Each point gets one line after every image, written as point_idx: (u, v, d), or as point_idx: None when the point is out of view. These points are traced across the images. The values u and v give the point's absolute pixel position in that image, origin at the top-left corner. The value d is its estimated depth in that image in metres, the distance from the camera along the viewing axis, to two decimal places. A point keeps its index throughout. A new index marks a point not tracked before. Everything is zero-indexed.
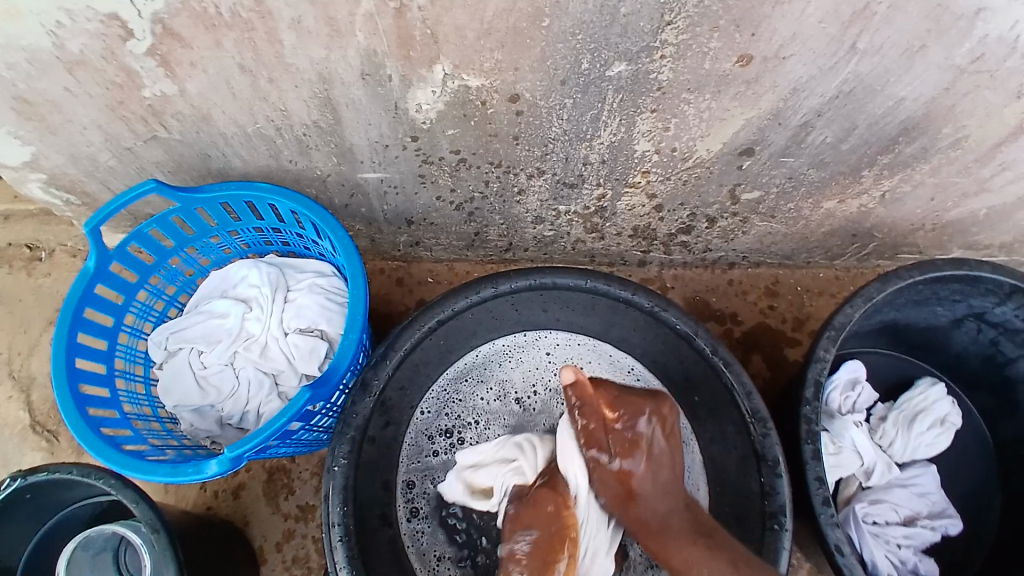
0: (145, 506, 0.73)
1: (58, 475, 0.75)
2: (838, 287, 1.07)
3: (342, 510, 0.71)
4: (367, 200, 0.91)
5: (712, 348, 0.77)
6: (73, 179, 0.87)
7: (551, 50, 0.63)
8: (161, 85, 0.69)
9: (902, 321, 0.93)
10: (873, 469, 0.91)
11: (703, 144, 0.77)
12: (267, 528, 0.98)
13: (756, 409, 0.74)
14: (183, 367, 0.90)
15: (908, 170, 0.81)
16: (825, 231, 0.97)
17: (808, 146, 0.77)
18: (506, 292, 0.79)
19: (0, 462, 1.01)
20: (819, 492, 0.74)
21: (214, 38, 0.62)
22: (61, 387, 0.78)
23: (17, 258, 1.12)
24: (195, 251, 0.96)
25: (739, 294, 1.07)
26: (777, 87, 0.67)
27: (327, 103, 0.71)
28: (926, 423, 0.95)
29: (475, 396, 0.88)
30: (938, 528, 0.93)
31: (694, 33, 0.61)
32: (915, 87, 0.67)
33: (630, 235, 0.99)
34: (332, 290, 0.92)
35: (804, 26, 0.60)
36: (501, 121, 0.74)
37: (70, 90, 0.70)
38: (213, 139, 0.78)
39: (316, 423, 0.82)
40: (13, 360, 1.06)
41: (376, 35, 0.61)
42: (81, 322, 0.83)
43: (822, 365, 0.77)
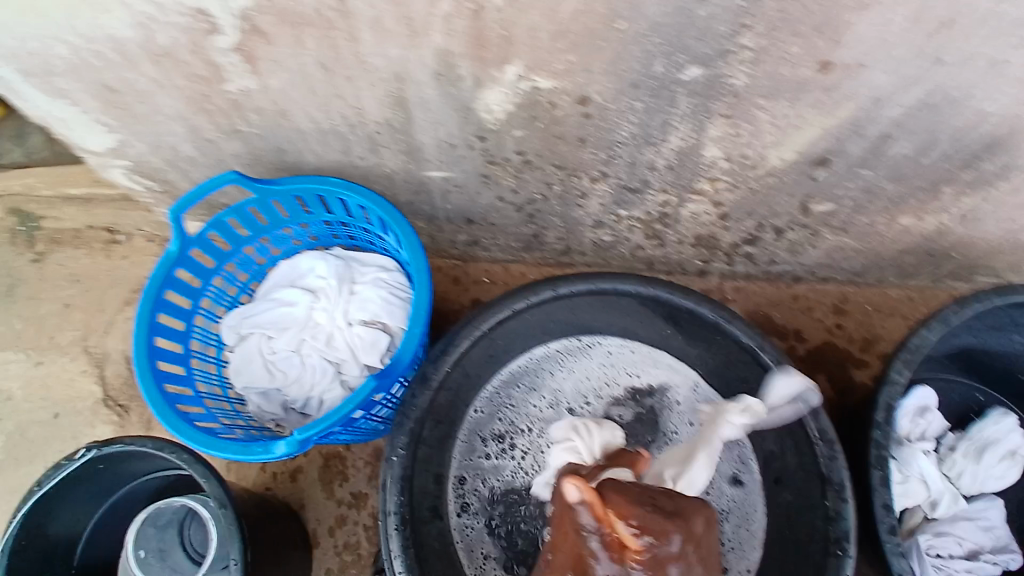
0: (214, 483, 0.76)
1: (132, 447, 0.79)
2: (909, 308, 1.03)
3: (398, 499, 0.72)
4: (431, 198, 0.93)
5: (777, 362, 0.75)
6: (155, 167, 0.92)
7: (624, 53, 0.63)
8: (244, 80, 0.72)
9: (980, 347, 0.88)
10: (939, 500, 0.86)
11: (775, 152, 0.75)
12: (321, 512, 1.00)
13: (824, 430, 0.71)
14: (253, 352, 0.93)
15: (992, 188, 0.77)
16: (898, 248, 0.93)
17: (887, 159, 0.74)
18: (566, 295, 0.79)
19: (74, 432, 1.07)
20: (887, 519, 0.71)
21: (296, 36, 0.65)
22: (141, 363, 0.82)
23: (96, 240, 1.19)
24: (267, 241, 0.99)
25: (803, 310, 1.03)
26: (857, 96, 0.65)
27: (399, 101, 0.73)
28: (999, 455, 0.89)
29: (528, 402, 0.88)
30: (1001, 564, 0.87)
31: (773, 39, 0.59)
32: (1007, 101, 0.64)
33: (691, 244, 0.97)
34: (395, 285, 0.94)
35: (890, 34, 0.58)
36: (569, 124, 0.74)
37: (158, 82, 0.74)
38: (288, 134, 0.81)
39: (376, 412, 0.83)
40: (89, 336, 1.13)
41: (452, 36, 0.62)
42: (162, 302, 0.88)
43: (892, 387, 0.74)
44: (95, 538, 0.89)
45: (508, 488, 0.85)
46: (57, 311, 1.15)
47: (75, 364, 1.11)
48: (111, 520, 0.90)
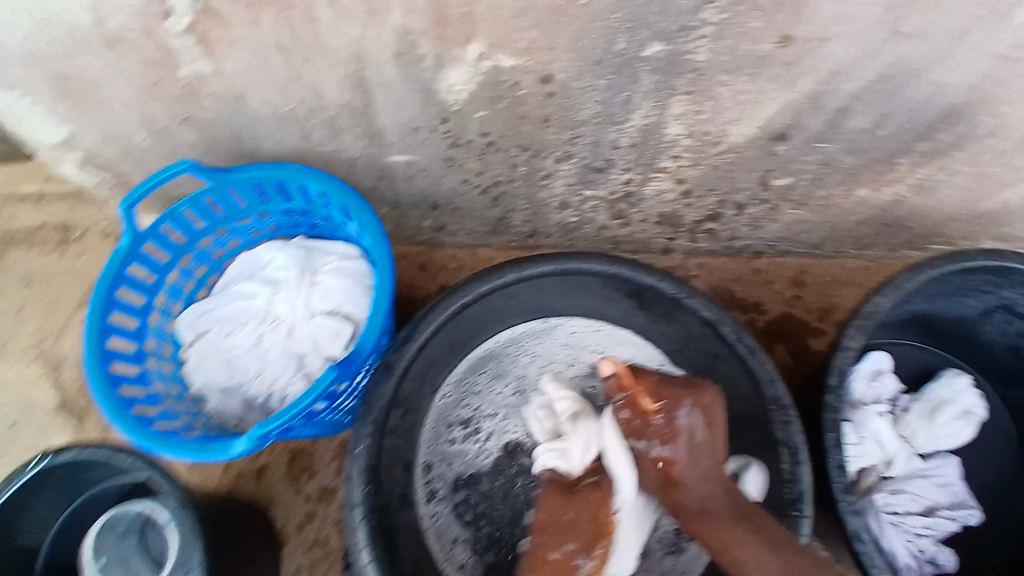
0: (172, 481, 0.78)
1: (84, 456, 0.80)
2: (866, 278, 1.06)
3: (364, 489, 0.72)
4: (394, 183, 0.92)
5: (739, 336, 0.77)
6: (107, 160, 0.88)
7: (587, 29, 0.62)
8: (197, 64, 0.69)
9: (932, 313, 0.92)
10: (894, 460, 0.91)
11: (736, 128, 0.76)
12: (289, 509, 0.98)
13: (778, 397, 0.75)
14: (212, 347, 0.92)
15: (944, 158, 0.80)
16: (855, 220, 0.95)
17: (844, 132, 0.76)
18: (531, 278, 0.80)
19: (29, 438, 1.03)
20: (841, 481, 0.73)
21: (252, 17, 0.63)
22: (93, 364, 0.79)
23: (49, 239, 1.13)
24: (225, 233, 0.96)
25: (765, 284, 1.06)
26: (815, 70, 0.66)
27: (360, 83, 0.71)
28: (950, 414, 0.94)
29: (492, 389, 0.88)
30: (958, 518, 0.92)
31: (734, 13, 0.60)
32: (956, 72, 0.66)
33: (655, 222, 0.98)
34: (359, 274, 0.93)
35: (846, 7, 0.59)
36: (532, 103, 0.73)
37: (106, 68, 0.70)
38: (244, 119, 0.79)
39: (340, 404, 0.82)
40: (43, 341, 1.08)
41: (413, 13, 0.61)
42: (113, 301, 0.85)
43: (851, 354, 0.76)
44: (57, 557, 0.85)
45: (473, 472, 0.85)
46: (5, 313, 1.10)
47: (29, 368, 1.06)
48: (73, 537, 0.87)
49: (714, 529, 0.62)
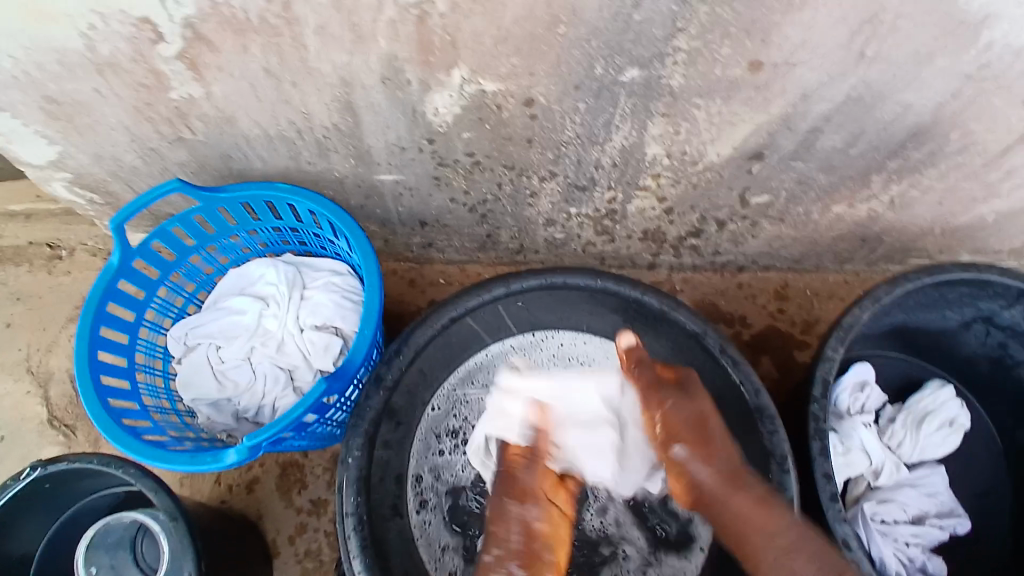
0: (164, 495, 0.76)
1: (78, 465, 0.77)
2: (847, 291, 1.08)
3: (356, 500, 0.73)
4: (383, 201, 0.93)
5: (721, 348, 0.79)
6: (97, 178, 0.90)
7: (566, 56, 0.65)
8: (188, 87, 0.71)
9: (911, 325, 0.94)
10: (881, 469, 0.92)
11: (714, 148, 0.78)
12: (280, 522, 1.00)
13: (764, 408, 0.76)
14: (202, 362, 0.92)
15: (917, 175, 0.82)
16: (834, 235, 0.98)
17: (818, 151, 0.79)
18: (517, 293, 0.82)
19: (19, 456, 1.03)
20: (827, 490, 0.74)
21: (241, 43, 0.64)
22: (84, 378, 0.80)
23: (38, 257, 1.14)
24: (215, 250, 0.98)
25: (748, 298, 1.08)
26: (787, 92, 0.69)
27: (347, 106, 0.73)
28: (934, 424, 0.96)
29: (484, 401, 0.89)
30: (947, 527, 0.93)
31: (706, 40, 0.62)
32: (922, 93, 0.69)
33: (640, 238, 1.00)
34: (347, 288, 0.94)
35: (813, 34, 0.61)
36: (516, 125, 0.75)
37: (97, 92, 0.72)
38: (235, 141, 0.81)
39: (330, 417, 0.83)
40: (32, 356, 1.09)
41: (397, 40, 0.63)
42: (104, 316, 0.86)
43: (830, 366, 0.78)
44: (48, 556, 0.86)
45: (462, 481, 0.86)
46: None
47: (17, 386, 1.07)
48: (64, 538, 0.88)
49: (736, 500, 0.58)
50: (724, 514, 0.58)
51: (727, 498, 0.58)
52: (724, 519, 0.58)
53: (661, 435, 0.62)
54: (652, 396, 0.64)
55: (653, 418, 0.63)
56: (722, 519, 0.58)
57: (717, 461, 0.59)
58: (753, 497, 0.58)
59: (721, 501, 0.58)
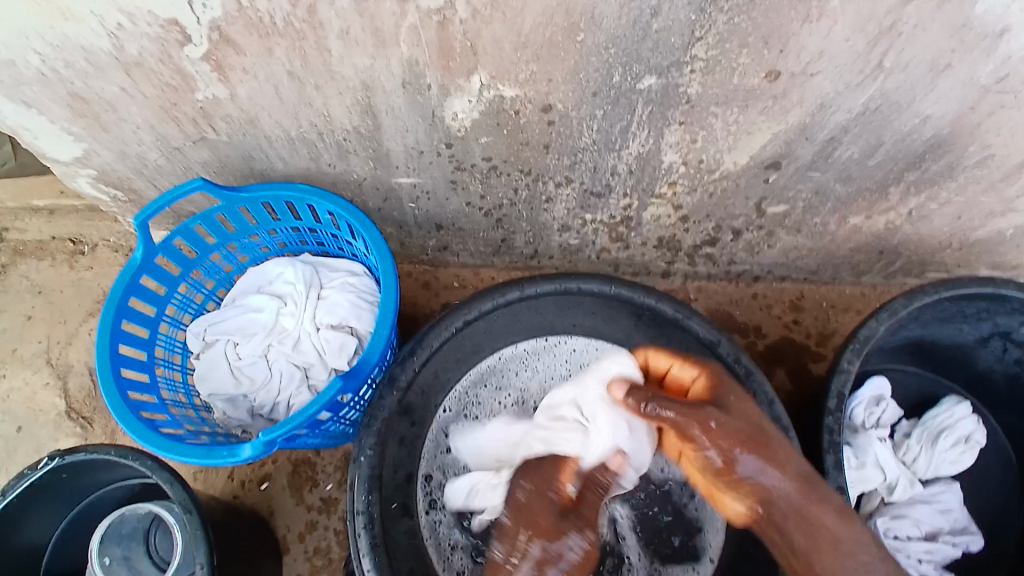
0: (178, 487, 0.76)
1: (96, 455, 0.79)
2: (863, 304, 1.08)
3: (367, 498, 0.74)
4: (400, 203, 0.95)
5: (735, 357, 0.78)
6: (122, 175, 0.92)
7: (583, 62, 0.65)
8: (213, 88, 0.73)
9: (927, 338, 0.93)
10: (896, 485, 0.91)
11: (730, 156, 0.79)
12: (291, 519, 1.01)
13: (776, 420, 0.75)
14: (219, 357, 0.94)
15: (935, 187, 0.82)
16: (850, 247, 0.97)
17: (834, 162, 0.79)
18: (531, 296, 0.82)
19: (37, 445, 1.05)
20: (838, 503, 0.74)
21: (265, 46, 0.66)
22: (104, 370, 0.82)
23: (60, 251, 1.17)
24: (234, 248, 0.99)
25: (762, 308, 1.07)
26: (804, 102, 0.69)
27: (367, 109, 0.74)
28: (952, 439, 0.94)
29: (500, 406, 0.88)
30: (960, 545, 0.92)
31: (723, 49, 0.63)
32: (941, 105, 0.68)
33: (654, 245, 1.00)
34: (363, 289, 0.95)
35: (831, 44, 0.61)
36: (533, 130, 0.76)
37: (125, 90, 0.74)
38: (257, 141, 0.82)
39: (343, 415, 0.84)
40: (52, 348, 1.11)
41: (418, 45, 0.64)
42: (126, 310, 0.87)
43: (844, 378, 0.78)
44: (66, 539, 0.88)
45: None
46: (18, 323, 1.13)
47: (37, 377, 1.09)
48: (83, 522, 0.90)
49: (819, 506, 0.59)
50: (816, 530, 0.59)
51: (810, 508, 0.59)
52: (815, 535, 0.59)
53: (727, 466, 0.60)
54: (693, 430, 0.60)
55: (705, 454, 0.60)
56: (817, 537, 0.59)
57: (785, 470, 0.60)
58: (828, 498, 0.61)
59: (807, 514, 0.59)
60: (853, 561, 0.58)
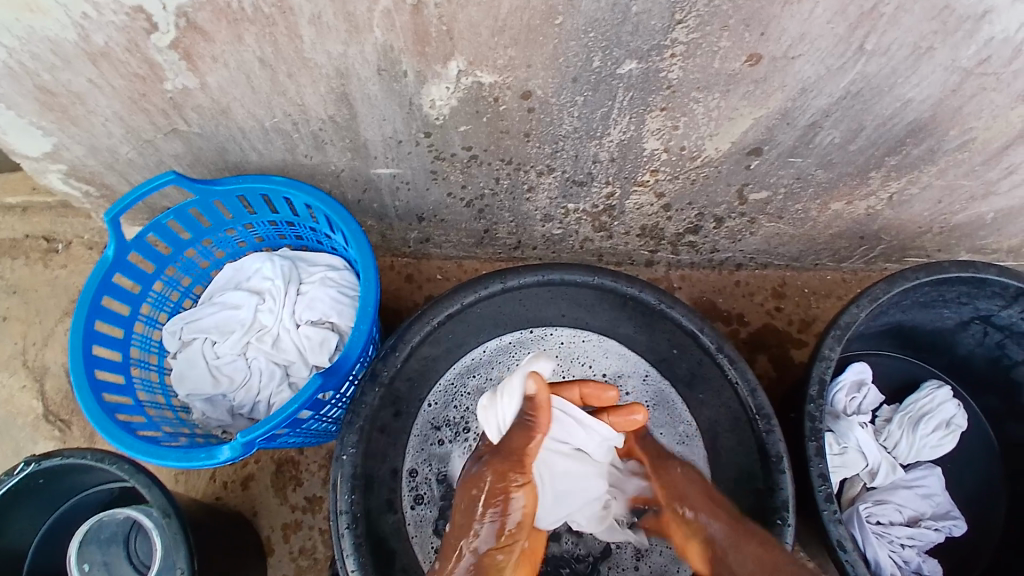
0: (157, 491, 0.74)
1: (72, 460, 0.76)
2: (844, 290, 1.08)
3: (350, 498, 0.72)
4: (379, 195, 0.93)
5: (717, 345, 0.78)
6: (93, 170, 0.89)
7: (563, 47, 0.64)
8: (183, 78, 0.70)
9: (909, 323, 0.94)
10: (878, 470, 0.92)
11: (711, 143, 0.78)
12: (274, 518, 0.99)
13: (761, 406, 0.75)
14: (197, 357, 0.92)
15: (916, 171, 0.82)
16: (832, 232, 0.97)
17: (816, 147, 0.78)
18: (516, 287, 0.81)
19: (13, 448, 1.03)
20: (824, 489, 0.74)
21: (235, 33, 0.64)
22: (78, 372, 0.80)
23: (34, 250, 1.14)
24: (211, 244, 0.97)
25: (746, 296, 1.07)
26: (785, 87, 0.69)
27: (343, 98, 0.73)
28: (932, 425, 0.95)
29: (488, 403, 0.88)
30: (942, 529, 0.93)
31: (704, 32, 0.62)
32: (923, 88, 0.68)
33: (637, 234, 1.00)
34: (343, 283, 0.94)
35: (812, 26, 0.61)
36: (513, 118, 0.75)
37: (93, 82, 0.71)
38: (232, 133, 0.80)
39: (326, 412, 0.83)
40: (28, 350, 1.08)
41: (393, 31, 0.63)
42: (99, 310, 0.85)
43: (827, 363, 0.78)
44: (50, 539, 0.86)
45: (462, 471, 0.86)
46: None
47: (12, 379, 1.06)
48: (67, 522, 0.88)
49: (746, 538, 0.64)
50: (741, 547, 0.64)
51: (740, 539, 0.65)
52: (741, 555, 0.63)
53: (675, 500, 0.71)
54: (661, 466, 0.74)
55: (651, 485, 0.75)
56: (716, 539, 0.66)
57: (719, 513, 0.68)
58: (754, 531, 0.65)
59: (739, 544, 0.64)
60: (771, 560, 0.62)
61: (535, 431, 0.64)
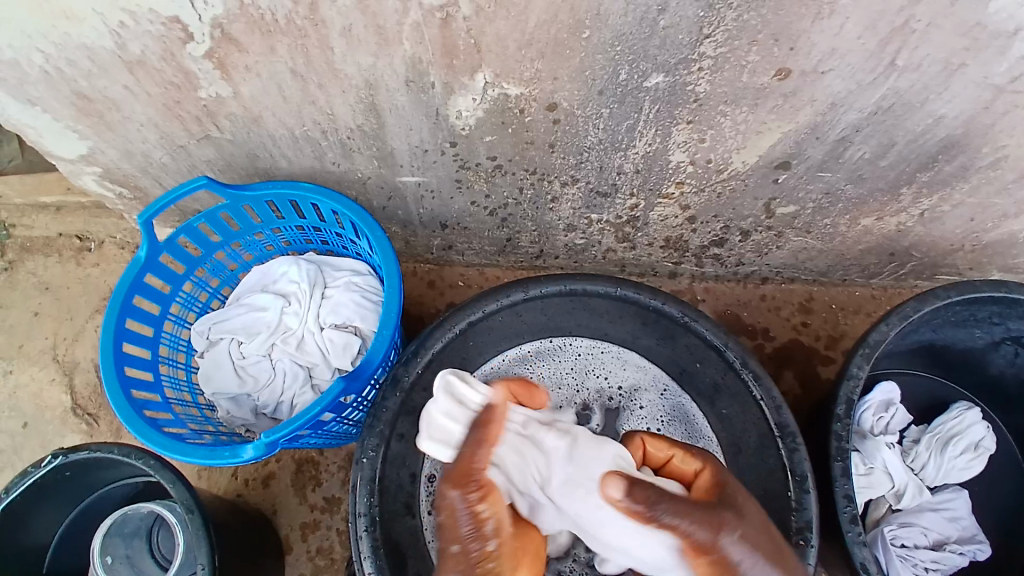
0: (181, 488, 0.76)
1: (100, 455, 0.78)
2: (874, 306, 1.06)
3: (368, 501, 0.73)
4: (404, 203, 0.94)
5: (741, 360, 0.77)
6: (127, 173, 0.91)
7: (589, 60, 0.64)
8: (216, 87, 0.72)
9: (940, 343, 0.91)
10: (904, 491, 0.89)
11: (739, 156, 0.77)
12: (293, 517, 1.00)
13: (785, 424, 0.74)
14: (223, 357, 0.93)
15: (948, 189, 0.81)
16: (861, 248, 0.96)
17: (845, 162, 0.77)
18: (537, 296, 0.81)
19: (42, 442, 1.06)
20: (847, 511, 0.72)
21: (268, 44, 0.65)
22: (109, 370, 0.82)
23: (67, 248, 1.17)
24: (240, 247, 0.99)
25: (771, 310, 1.06)
26: (814, 102, 0.68)
27: (371, 107, 0.74)
28: (960, 448, 0.93)
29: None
30: (967, 554, 0.90)
31: (731, 47, 0.61)
32: (955, 105, 0.67)
33: (661, 246, 0.99)
34: (367, 288, 0.95)
35: (842, 42, 0.60)
36: (538, 129, 0.75)
37: (129, 89, 0.73)
38: (262, 140, 0.82)
39: (347, 416, 0.84)
40: (59, 345, 1.11)
41: (421, 44, 0.64)
42: (130, 309, 0.87)
43: (854, 383, 0.76)
44: (75, 529, 0.88)
45: None
46: (25, 320, 1.13)
47: (44, 373, 1.10)
48: (93, 514, 0.90)
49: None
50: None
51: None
52: None
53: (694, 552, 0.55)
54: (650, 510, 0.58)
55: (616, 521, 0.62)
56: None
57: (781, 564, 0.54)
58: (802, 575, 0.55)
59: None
60: None
61: (485, 440, 0.58)
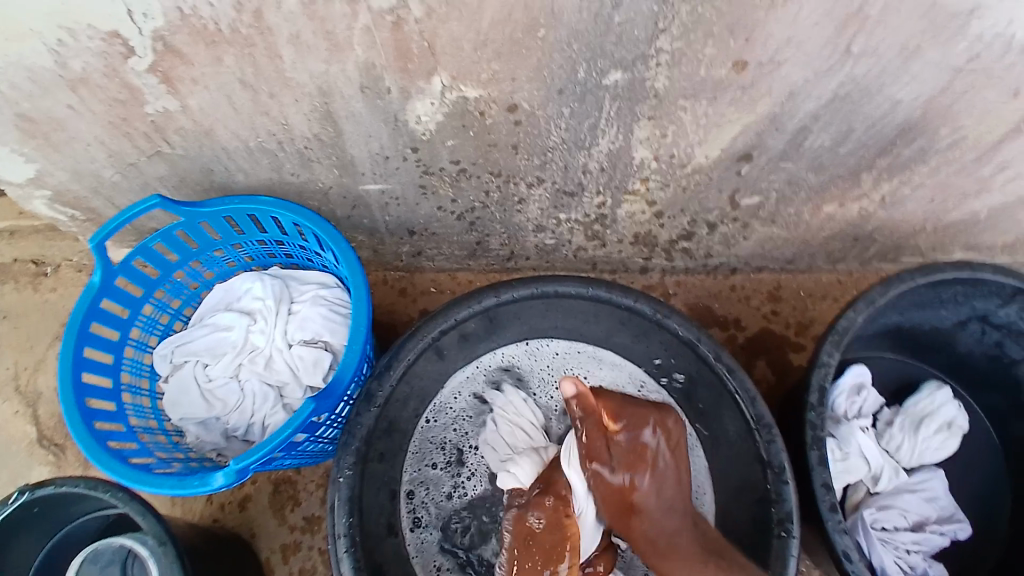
0: (152, 519, 0.74)
1: (64, 489, 0.75)
2: (841, 291, 1.07)
3: (348, 520, 0.70)
4: (369, 211, 0.92)
5: (716, 354, 0.76)
6: (78, 195, 0.88)
7: (547, 59, 0.64)
8: (164, 101, 0.70)
9: (906, 324, 0.93)
10: (880, 474, 0.91)
11: (701, 150, 0.77)
12: (272, 540, 0.98)
13: (761, 416, 0.73)
14: (189, 381, 0.91)
15: (908, 172, 0.82)
16: (826, 235, 0.97)
17: (806, 150, 0.78)
18: (509, 301, 0.79)
19: (7, 477, 1.01)
20: (826, 497, 0.73)
21: (215, 55, 0.63)
22: (67, 402, 0.78)
23: (23, 274, 1.13)
24: (199, 265, 0.96)
25: (742, 300, 1.07)
26: (772, 92, 0.68)
27: (327, 115, 0.72)
28: (933, 427, 0.94)
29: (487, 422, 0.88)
30: (947, 533, 0.92)
31: (688, 40, 0.61)
32: (913, 87, 0.68)
33: (631, 242, 0.99)
34: (335, 301, 0.93)
35: (797, 31, 0.60)
36: (500, 131, 0.74)
37: (74, 108, 0.71)
38: (217, 154, 0.79)
39: (320, 434, 0.81)
40: (20, 376, 1.07)
41: (374, 48, 0.62)
42: (87, 336, 0.84)
43: (825, 369, 0.77)
44: (44, 570, 0.84)
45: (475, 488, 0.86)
46: None
47: (5, 407, 1.05)
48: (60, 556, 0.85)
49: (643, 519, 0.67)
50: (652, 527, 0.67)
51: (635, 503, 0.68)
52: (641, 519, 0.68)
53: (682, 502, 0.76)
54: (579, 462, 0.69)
55: (613, 470, 0.67)
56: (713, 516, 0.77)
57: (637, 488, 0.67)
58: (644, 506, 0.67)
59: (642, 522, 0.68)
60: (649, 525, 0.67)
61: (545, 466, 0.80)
